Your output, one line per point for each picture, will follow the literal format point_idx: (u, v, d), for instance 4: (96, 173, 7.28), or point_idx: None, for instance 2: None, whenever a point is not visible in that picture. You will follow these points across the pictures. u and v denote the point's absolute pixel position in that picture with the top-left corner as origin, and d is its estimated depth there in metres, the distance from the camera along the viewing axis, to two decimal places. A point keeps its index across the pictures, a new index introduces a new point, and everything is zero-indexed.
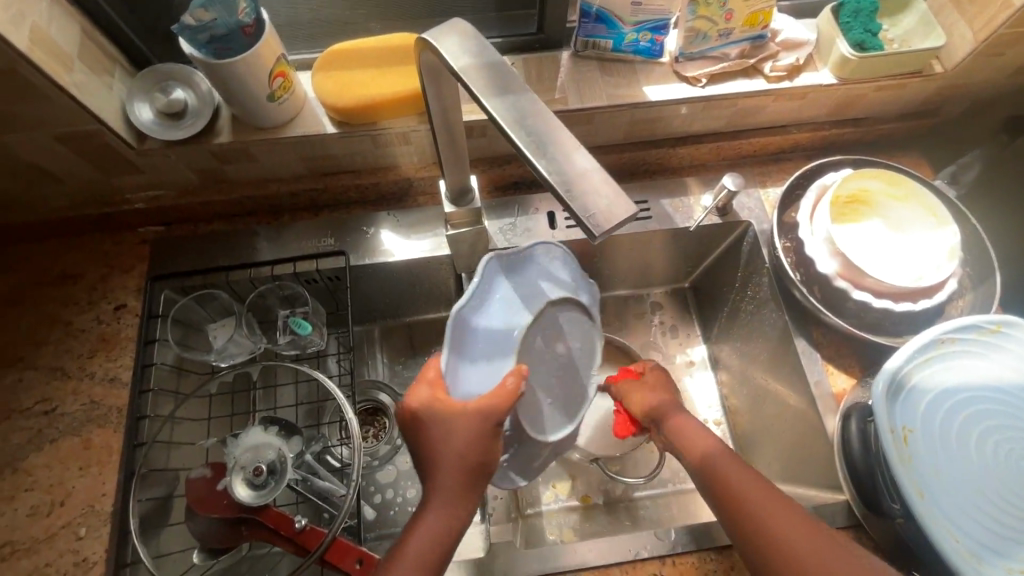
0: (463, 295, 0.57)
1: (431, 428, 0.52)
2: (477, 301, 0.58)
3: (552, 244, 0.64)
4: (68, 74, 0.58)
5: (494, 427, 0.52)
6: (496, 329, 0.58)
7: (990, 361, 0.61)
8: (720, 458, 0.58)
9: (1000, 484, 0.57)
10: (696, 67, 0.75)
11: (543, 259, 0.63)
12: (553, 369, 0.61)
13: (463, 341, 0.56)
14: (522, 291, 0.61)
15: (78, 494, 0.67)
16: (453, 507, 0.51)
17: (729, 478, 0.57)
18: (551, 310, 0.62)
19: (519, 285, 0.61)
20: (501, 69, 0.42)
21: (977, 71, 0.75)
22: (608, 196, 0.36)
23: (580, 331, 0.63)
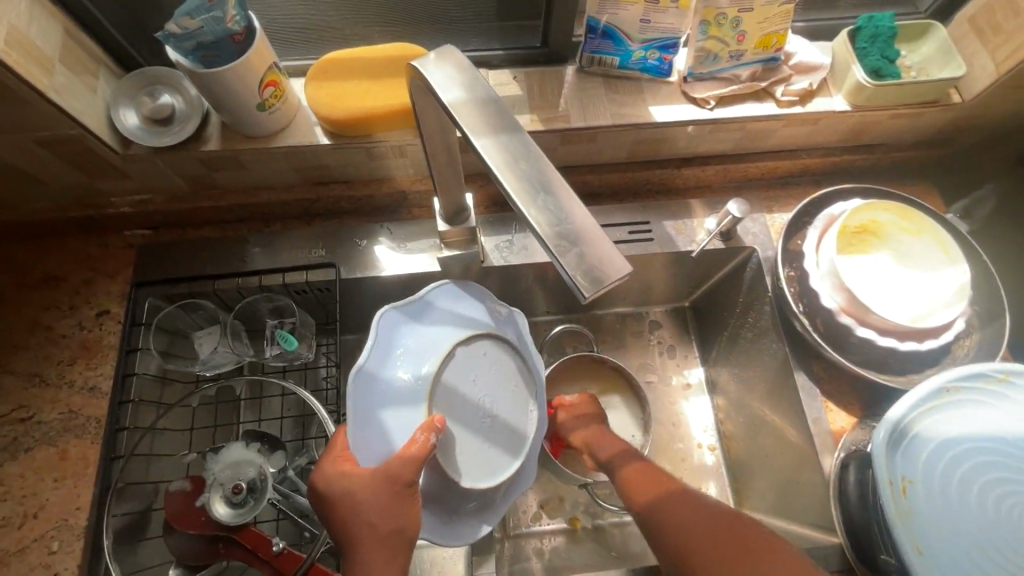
0: (365, 352, 0.58)
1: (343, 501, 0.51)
2: (376, 362, 0.58)
3: (449, 282, 0.64)
4: (49, 77, 0.56)
5: (403, 489, 0.51)
6: (401, 384, 0.58)
7: (997, 411, 0.59)
8: (670, 503, 0.58)
9: (1007, 543, 0.55)
10: (705, 88, 0.72)
11: (447, 295, 0.64)
12: (479, 409, 0.59)
13: (367, 406, 0.57)
14: (428, 334, 0.61)
15: (52, 507, 0.66)
16: None
17: (681, 525, 0.56)
18: (463, 349, 0.60)
19: (422, 333, 0.61)
20: (493, 104, 0.40)
21: (997, 103, 0.72)
22: (600, 252, 0.35)
23: (502, 360, 0.61)
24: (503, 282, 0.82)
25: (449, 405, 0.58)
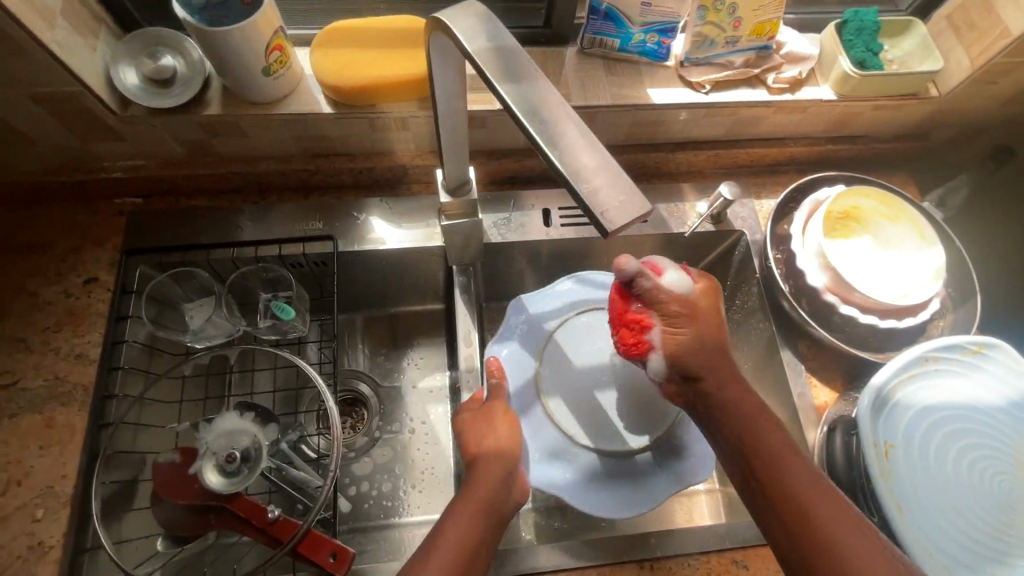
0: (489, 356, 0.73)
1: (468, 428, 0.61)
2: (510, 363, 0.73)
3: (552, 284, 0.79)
4: (50, 30, 0.55)
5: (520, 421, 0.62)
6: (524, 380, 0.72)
7: (969, 381, 0.62)
8: (754, 434, 0.51)
9: (975, 502, 0.58)
10: (701, 73, 0.75)
11: (565, 300, 0.77)
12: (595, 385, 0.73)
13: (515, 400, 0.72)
14: (536, 335, 0.75)
15: (37, 474, 0.64)
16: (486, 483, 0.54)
17: (774, 467, 0.49)
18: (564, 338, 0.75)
19: (532, 334, 0.75)
20: (515, 54, 0.41)
21: (969, 98, 0.76)
22: (622, 193, 0.35)
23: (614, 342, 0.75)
24: (499, 259, 0.83)
25: (579, 392, 0.73)
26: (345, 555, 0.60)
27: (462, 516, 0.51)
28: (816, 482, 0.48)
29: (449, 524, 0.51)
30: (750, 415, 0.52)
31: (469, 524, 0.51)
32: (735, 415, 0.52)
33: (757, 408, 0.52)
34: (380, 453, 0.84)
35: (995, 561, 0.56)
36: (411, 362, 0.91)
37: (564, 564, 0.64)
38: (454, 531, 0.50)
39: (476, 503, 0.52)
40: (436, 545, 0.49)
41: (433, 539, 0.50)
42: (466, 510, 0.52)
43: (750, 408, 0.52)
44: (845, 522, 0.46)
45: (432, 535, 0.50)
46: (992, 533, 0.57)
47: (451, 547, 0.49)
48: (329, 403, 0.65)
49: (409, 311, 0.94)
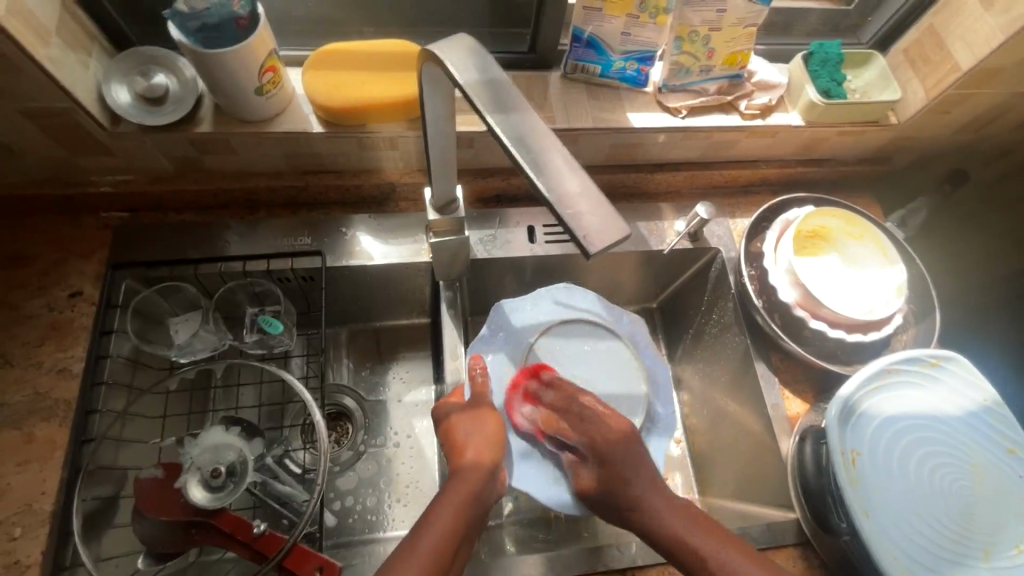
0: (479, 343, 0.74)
1: (457, 421, 0.64)
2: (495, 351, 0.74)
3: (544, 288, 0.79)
4: (45, 48, 0.56)
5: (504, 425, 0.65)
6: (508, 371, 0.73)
7: (928, 392, 0.66)
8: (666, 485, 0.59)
9: (935, 507, 0.62)
10: (678, 99, 0.78)
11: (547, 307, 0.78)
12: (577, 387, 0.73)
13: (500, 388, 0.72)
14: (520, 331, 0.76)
15: (15, 491, 0.63)
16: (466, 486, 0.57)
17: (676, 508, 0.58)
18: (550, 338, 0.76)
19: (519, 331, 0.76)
20: (504, 86, 0.44)
21: (926, 126, 0.82)
22: (604, 218, 0.37)
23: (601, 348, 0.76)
24: (484, 274, 0.85)
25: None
26: (331, 567, 0.61)
27: (446, 507, 0.54)
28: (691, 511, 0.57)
29: (436, 514, 0.53)
30: (649, 485, 0.59)
31: (454, 512, 0.54)
32: (628, 488, 0.59)
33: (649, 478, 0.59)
34: (364, 468, 0.84)
35: (953, 563, 0.59)
36: (396, 376, 0.92)
37: (547, 574, 0.65)
38: (440, 522, 0.53)
39: (464, 495, 0.56)
40: (419, 539, 0.51)
41: (411, 540, 0.51)
42: (449, 505, 0.54)
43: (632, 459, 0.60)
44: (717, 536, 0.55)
45: (418, 527, 0.53)
46: (952, 536, 0.60)
47: (435, 536, 0.52)
48: (316, 418, 0.66)
49: (394, 325, 0.95)
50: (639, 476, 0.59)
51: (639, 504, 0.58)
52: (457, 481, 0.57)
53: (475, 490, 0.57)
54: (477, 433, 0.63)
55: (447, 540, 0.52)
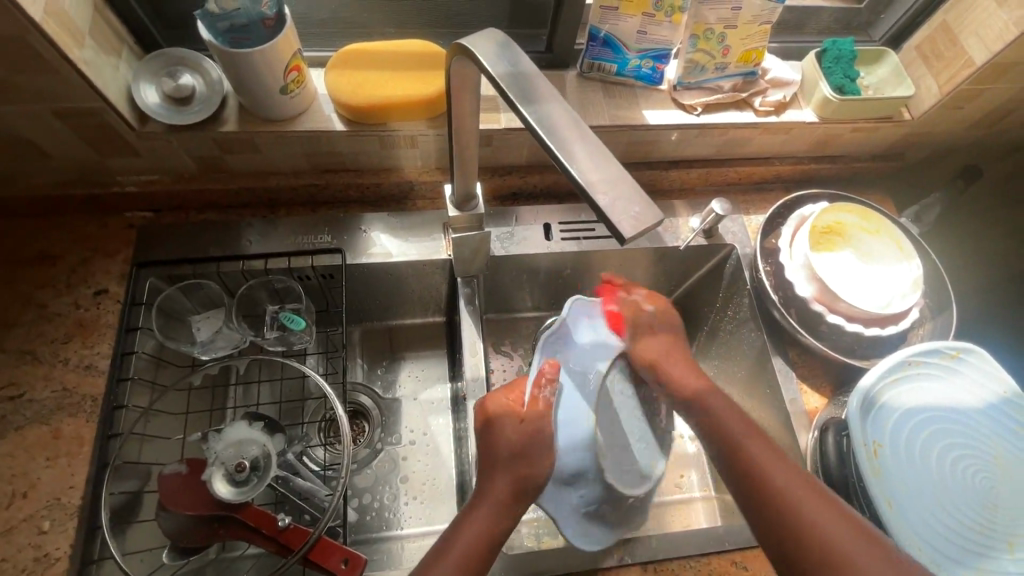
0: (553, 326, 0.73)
1: (506, 424, 0.62)
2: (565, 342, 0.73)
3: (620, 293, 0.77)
4: (78, 49, 0.58)
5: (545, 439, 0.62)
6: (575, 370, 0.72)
7: (950, 383, 0.66)
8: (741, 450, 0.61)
9: (959, 499, 0.61)
10: (693, 96, 0.79)
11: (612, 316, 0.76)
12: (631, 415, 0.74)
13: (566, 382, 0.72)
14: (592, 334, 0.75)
15: (44, 486, 0.64)
16: (494, 515, 0.57)
17: (771, 479, 0.57)
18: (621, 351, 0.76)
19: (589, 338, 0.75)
20: (535, 79, 0.44)
21: (938, 122, 0.82)
22: (637, 205, 0.38)
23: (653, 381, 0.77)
24: (501, 272, 0.85)
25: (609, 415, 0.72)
26: (356, 561, 0.61)
27: (464, 538, 0.55)
28: (802, 475, 0.57)
29: (452, 544, 0.55)
30: (743, 423, 0.63)
31: (489, 519, 0.57)
32: (726, 422, 0.64)
33: (741, 415, 0.65)
34: (382, 465, 0.85)
35: (979, 555, 0.59)
36: (412, 373, 0.93)
37: (569, 568, 0.65)
38: (456, 549, 0.54)
39: (483, 525, 0.56)
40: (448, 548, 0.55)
41: (435, 558, 0.54)
42: (469, 533, 0.56)
43: (731, 409, 0.65)
44: (814, 492, 0.56)
45: (454, 527, 0.57)
46: (977, 528, 0.60)
47: (464, 548, 0.55)
48: (340, 412, 0.66)
49: (409, 324, 0.96)
50: (767, 448, 0.60)
51: (762, 463, 0.59)
52: (483, 508, 0.58)
53: (501, 529, 0.57)
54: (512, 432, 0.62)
55: (479, 544, 0.55)
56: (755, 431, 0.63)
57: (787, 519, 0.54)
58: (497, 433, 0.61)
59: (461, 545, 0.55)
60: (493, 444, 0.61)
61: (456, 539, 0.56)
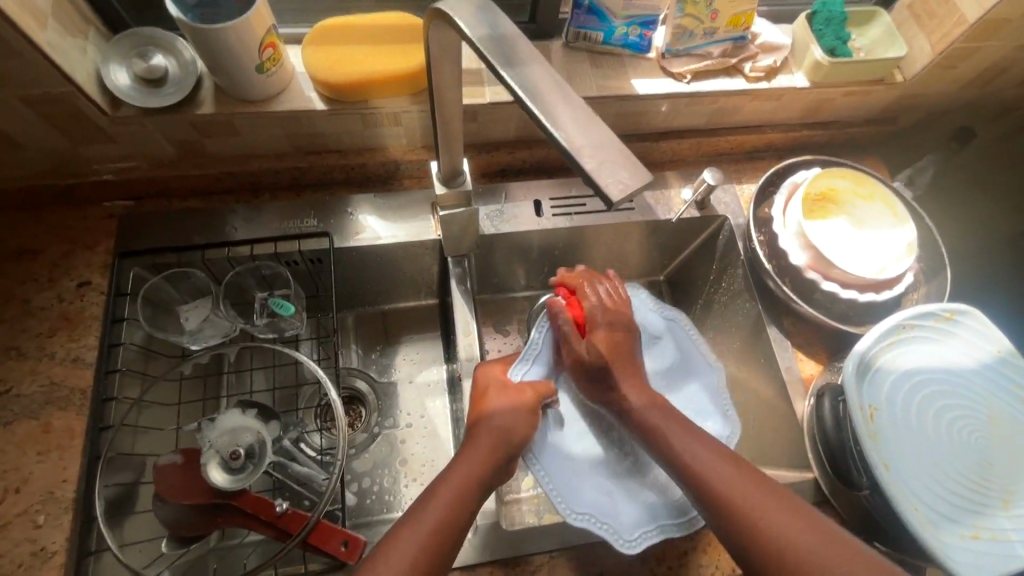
0: (553, 476, 0.63)
1: (491, 393, 0.62)
2: (559, 475, 0.64)
3: (649, 530, 0.62)
4: (42, 31, 0.56)
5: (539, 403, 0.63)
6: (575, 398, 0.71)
7: (943, 346, 0.66)
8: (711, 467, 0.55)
9: (952, 459, 0.62)
10: (681, 64, 0.78)
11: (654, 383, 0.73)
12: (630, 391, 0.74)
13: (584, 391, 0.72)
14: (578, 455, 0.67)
15: (37, 480, 0.63)
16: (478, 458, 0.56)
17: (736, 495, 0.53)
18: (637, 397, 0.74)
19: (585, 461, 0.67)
20: (514, 41, 0.43)
21: (931, 83, 0.81)
22: (624, 169, 0.37)
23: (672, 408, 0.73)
24: (492, 250, 0.84)
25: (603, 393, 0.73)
26: (356, 542, 0.62)
27: (451, 482, 0.55)
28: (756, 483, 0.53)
29: (442, 486, 0.55)
30: (682, 430, 0.58)
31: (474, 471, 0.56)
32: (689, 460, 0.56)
33: (675, 420, 0.59)
34: (381, 448, 0.84)
35: (974, 513, 0.59)
36: (406, 357, 0.92)
37: (570, 543, 0.65)
38: (446, 493, 0.54)
39: (470, 474, 0.55)
40: (439, 491, 0.54)
41: (424, 501, 0.54)
42: (463, 470, 0.55)
43: (661, 414, 0.60)
44: (766, 494, 0.53)
45: (429, 491, 0.55)
46: (973, 486, 0.61)
47: (452, 494, 0.54)
48: (334, 397, 0.65)
49: (401, 307, 0.95)
50: (720, 458, 0.55)
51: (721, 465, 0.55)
52: (470, 453, 0.57)
53: (490, 474, 0.56)
54: (519, 411, 0.60)
55: (456, 502, 0.53)
56: (723, 452, 0.56)
57: (726, 507, 0.52)
58: (484, 396, 0.62)
59: (446, 494, 0.54)
60: (486, 420, 0.59)
61: (441, 486, 0.55)
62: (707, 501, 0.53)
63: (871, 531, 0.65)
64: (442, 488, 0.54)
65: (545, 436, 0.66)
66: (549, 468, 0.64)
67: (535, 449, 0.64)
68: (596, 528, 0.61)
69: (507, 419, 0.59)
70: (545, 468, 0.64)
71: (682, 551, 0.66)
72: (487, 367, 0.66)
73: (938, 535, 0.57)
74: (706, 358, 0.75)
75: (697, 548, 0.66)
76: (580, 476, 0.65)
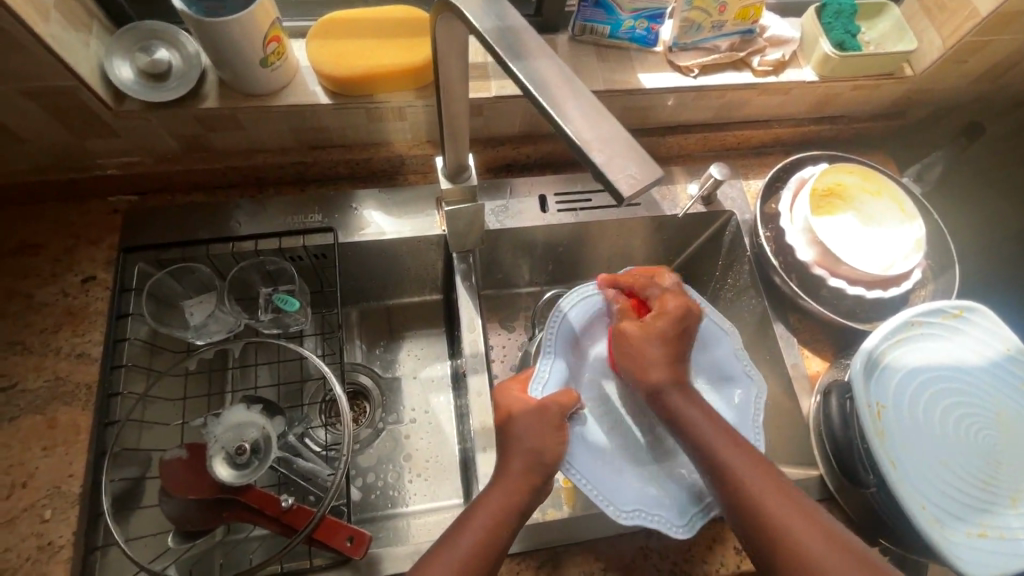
0: (598, 484, 0.61)
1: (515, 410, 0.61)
2: (603, 479, 0.62)
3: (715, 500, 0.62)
4: (45, 24, 0.55)
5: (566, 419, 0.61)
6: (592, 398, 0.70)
7: (952, 343, 0.66)
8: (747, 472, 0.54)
9: (960, 456, 0.62)
10: (689, 58, 0.77)
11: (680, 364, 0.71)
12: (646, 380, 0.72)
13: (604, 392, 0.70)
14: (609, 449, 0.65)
15: (43, 474, 0.63)
16: (512, 490, 0.56)
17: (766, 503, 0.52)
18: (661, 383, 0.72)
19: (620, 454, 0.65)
20: (522, 34, 0.42)
21: (941, 77, 0.80)
22: (635, 164, 0.36)
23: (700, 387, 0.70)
24: (498, 246, 0.84)
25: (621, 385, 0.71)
26: (361, 538, 0.61)
27: (484, 512, 0.54)
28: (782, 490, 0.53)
29: (474, 515, 0.55)
30: (722, 435, 0.56)
31: (505, 497, 0.55)
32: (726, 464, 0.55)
33: (717, 422, 0.58)
34: (385, 444, 0.84)
35: (982, 510, 0.59)
36: (410, 353, 0.92)
37: (576, 538, 0.65)
38: (478, 523, 0.54)
39: (502, 503, 0.55)
40: (472, 519, 0.54)
41: (457, 528, 0.54)
42: (495, 499, 0.55)
43: (701, 411, 0.58)
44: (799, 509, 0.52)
45: (461, 521, 0.55)
46: (981, 484, 0.61)
47: (486, 522, 0.54)
48: (339, 393, 0.65)
49: (406, 303, 0.94)
50: (754, 464, 0.55)
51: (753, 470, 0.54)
52: (504, 482, 0.56)
53: (522, 501, 0.55)
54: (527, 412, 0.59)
55: (489, 534, 0.53)
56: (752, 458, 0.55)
57: (755, 515, 0.52)
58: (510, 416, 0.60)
59: (479, 524, 0.54)
60: (514, 439, 0.58)
61: (475, 515, 0.55)
62: (738, 504, 0.53)
63: (877, 528, 0.65)
64: (475, 519, 0.54)
65: (574, 442, 0.63)
66: (592, 473, 0.61)
67: (569, 454, 0.61)
68: (650, 521, 0.60)
69: (523, 424, 0.59)
70: (582, 472, 0.61)
71: (688, 548, 0.66)
72: (507, 388, 0.64)
73: (945, 533, 0.57)
74: (720, 323, 0.72)
75: (703, 545, 0.66)
76: (619, 467, 0.64)
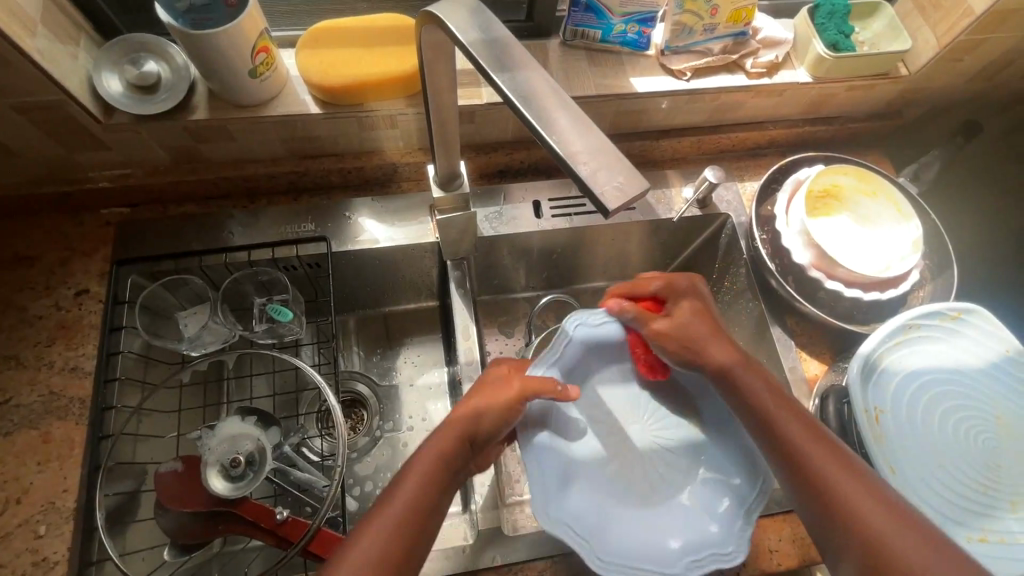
0: (583, 539, 0.57)
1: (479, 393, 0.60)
2: (589, 535, 0.57)
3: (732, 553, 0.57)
4: (32, 39, 0.55)
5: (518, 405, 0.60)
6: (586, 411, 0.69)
7: (949, 345, 0.65)
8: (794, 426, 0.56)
9: (959, 459, 0.61)
10: (681, 61, 0.77)
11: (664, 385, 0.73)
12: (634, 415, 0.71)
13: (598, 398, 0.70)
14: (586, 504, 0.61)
15: (38, 490, 0.63)
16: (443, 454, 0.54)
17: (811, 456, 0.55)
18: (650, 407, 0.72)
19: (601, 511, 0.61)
20: (507, 45, 0.42)
21: (937, 76, 0.80)
22: (621, 175, 0.36)
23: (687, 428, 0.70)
24: (493, 252, 0.84)
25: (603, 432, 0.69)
26: None
27: (414, 477, 0.53)
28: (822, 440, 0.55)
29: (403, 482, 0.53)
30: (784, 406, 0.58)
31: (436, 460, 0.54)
32: (808, 457, 0.55)
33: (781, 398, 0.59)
34: (381, 453, 0.84)
35: (982, 514, 0.59)
36: (406, 360, 0.91)
37: (574, 548, 0.65)
38: (409, 487, 0.52)
39: (434, 465, 0.54)
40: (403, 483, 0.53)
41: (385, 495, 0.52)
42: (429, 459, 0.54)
43: (772, 392, 0.59)
44: (845, 467, 0.54)
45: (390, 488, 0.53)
46: (980, 488, 0.60)
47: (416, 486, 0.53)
48: (333, 403, 0.64)
49: (402, 310, 0.94)
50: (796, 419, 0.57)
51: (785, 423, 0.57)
52: (435, 447, 0.55)
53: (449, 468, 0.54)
54: (490, 407, 0.58)
55: (420, 500, 0.52)
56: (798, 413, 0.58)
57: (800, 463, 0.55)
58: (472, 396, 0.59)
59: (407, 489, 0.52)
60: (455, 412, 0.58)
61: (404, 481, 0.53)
62: (824, 494, 0.53)
63: None
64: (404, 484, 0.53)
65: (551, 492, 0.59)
66: (575, 527, 0.57)
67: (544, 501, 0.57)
68: (631, 573, 0.55)
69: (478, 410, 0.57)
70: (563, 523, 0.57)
71: None
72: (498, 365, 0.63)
73: None
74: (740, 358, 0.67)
75: None
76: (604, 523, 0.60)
